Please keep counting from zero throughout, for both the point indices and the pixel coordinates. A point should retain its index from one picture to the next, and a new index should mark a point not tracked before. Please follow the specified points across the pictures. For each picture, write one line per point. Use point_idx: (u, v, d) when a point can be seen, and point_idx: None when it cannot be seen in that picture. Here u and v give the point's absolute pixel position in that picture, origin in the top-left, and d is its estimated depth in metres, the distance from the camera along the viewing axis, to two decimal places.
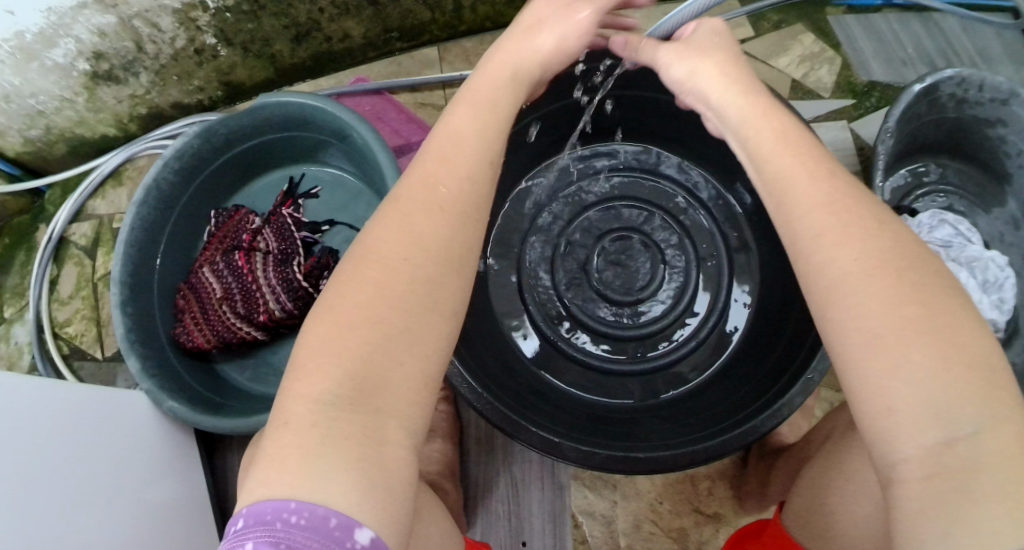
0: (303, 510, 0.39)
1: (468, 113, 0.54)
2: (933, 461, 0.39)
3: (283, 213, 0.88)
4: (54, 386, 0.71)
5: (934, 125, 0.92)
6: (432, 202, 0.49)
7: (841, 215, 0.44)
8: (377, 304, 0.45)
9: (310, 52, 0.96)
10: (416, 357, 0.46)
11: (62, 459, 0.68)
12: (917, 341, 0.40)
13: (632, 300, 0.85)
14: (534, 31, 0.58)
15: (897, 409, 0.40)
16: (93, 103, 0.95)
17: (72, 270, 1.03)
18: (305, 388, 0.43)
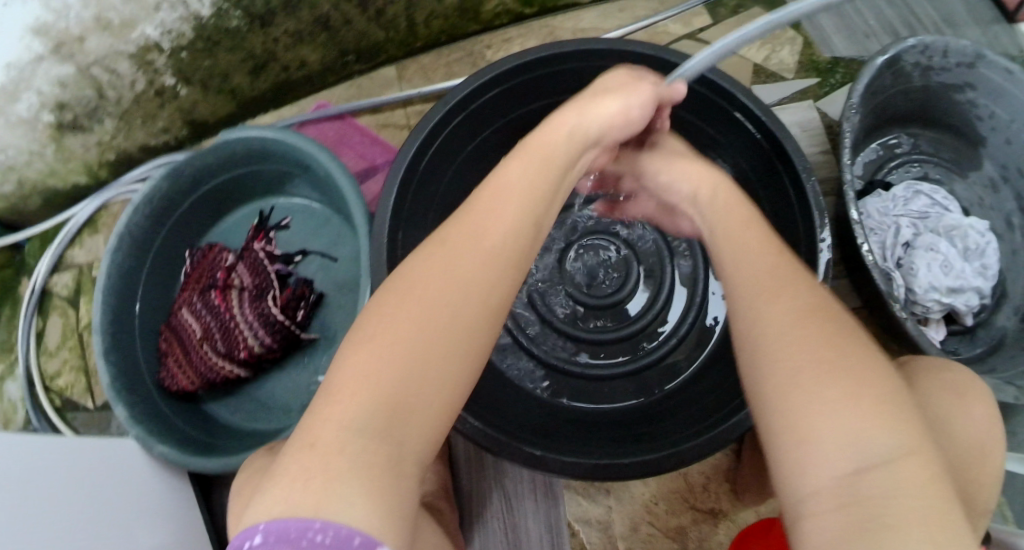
0: (329, 530, 0.35)
1: (522, 163, 0.51)
2: (845, 494, 0.38)
3: (255, 247, 0.87)
4: (49, 439, 0.73)
5: (903, 96, 0.90)
6: (473, 247, 0.45)
7: (763, 275, 0.48)
8: (403, 343, 0.41)
9: (269, 83, 0.96)
10: (440, 399, 0.41)
11: (65, 505, 0.69)
12: (828, 376, 0.41)
13: (610, 303, 0.85)
14: (601, 97, 0.57)
15: (814, 441, 0.40)
16: (62, 152, 0.94)
17: (57, 321, 1.03)
18: (339, 412, 0.39)
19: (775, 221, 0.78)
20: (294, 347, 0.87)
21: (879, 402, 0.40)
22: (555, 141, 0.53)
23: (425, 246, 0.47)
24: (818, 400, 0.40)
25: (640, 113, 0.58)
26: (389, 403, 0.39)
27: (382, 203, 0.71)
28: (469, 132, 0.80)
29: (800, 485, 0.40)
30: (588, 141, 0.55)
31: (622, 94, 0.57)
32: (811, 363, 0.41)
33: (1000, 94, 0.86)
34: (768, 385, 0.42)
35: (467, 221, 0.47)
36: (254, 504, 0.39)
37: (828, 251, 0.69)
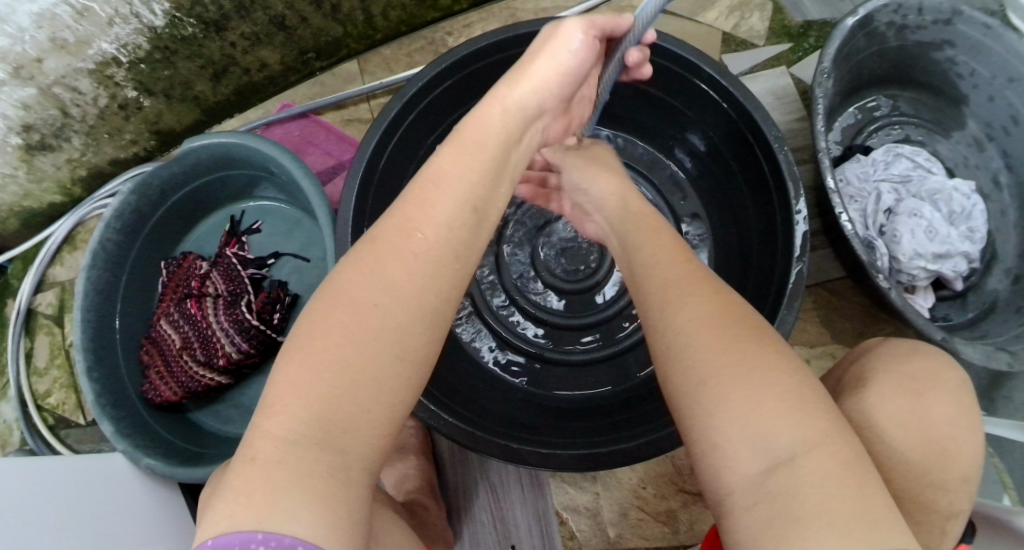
0: (270, 540, 0.36)
1: (454, 152, 0.49)
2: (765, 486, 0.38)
3: (228, 253, 0.87)
4: (46, 459, 0.76)
5: (877, 57, 0.87)
6: (409, 248, 0.44)
7: (678, 280, 0.48)
8: (342, 349, 0.41)
9: (232, 87, 0.95)
10: (383, 404, 0.41)
11: (63, 515, 0.71)
12: (740, 371, 0.41)
13: (585, 288, 0.84)
14: (536, 52, 0.55)
15: (721, 446, 0.40)
16: (33, 174, 0.93)
17: (44, 340, 1.03)
18: (278, 424, 0.39)
19: (746, 198, 0.77)
20: (273, 351, 0.86)
21: (790, 393, 0.40)
22: (489, 123, 0.51)
23: (357, 248, 0.46)
24: (732, 394, 0.40)
25: (579, 61, 0.55)
26: (331, 415, 0.39)
27: (344, 203, 0.70)
28: (428, 124, 0.79)
29: (723, 480, 0.39)
30: (524, 120, 0.53)
31: (556, 43, 0.54)
32: (725, 361, 0.42)
33: (978, 50, 0.83)
34: (683, 386, 0.42)
35: (403, 216, 0.46)
36: (203, 523, 0.39)
37: (804, 225, 0.67)
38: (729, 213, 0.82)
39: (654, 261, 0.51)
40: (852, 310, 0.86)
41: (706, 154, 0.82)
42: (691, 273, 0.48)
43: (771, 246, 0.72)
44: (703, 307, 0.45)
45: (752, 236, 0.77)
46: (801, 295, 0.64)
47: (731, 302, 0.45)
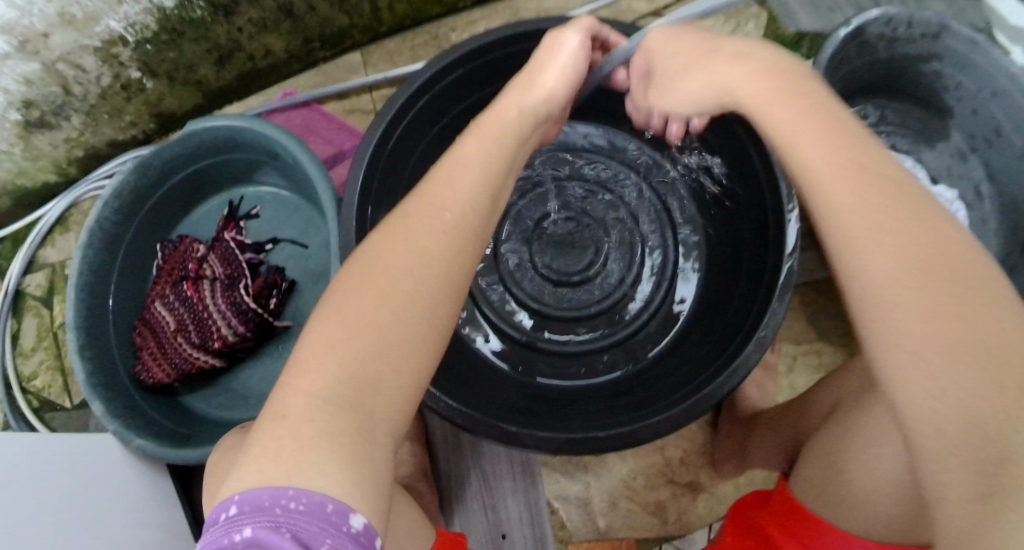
0: (302, 496, 0.35)
1: (475, 141, 0.52)
2: (986, 480, 0.36)
3: (225, 238, 0.87)
4: (40, 438, 0.74)
5: (868, 66, 0.90)
6: (436, 221, 0.46)
7: (872, 205, 0.41)
8: (364, 313, 0.41)
9: (236, 73, 0.96)
10: (410, 366, 0.42)
11: (50, 497, 0.69)
12: (941, 353, 0.38)
13: (582, 280, 0.85)
14: (542, 65, 0.59)
15: (936, 433, 0.38)
16: (30, 151, 0.93)
17: (31, 321, 1.01)
18: (307, 383, 0.39)
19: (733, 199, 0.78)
20: (267, 335, 0.86)
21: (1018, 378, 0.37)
22: (507, 116, 0.55)
23: (386, 223, 0.47)
24: (931, 376, 0.38)
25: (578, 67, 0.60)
26: (358, 373, 0.40)
27: (350, 186, 0.71)
28: (434, 113, 0.80)
29: (936, 476, 0.38)
30: (535, 117, 0.57)
31: (557, 59, 0.59)
32: (930, 339, 0.38)
33: (966, 64, 0.86)
34: (893, 360, 0.40)
35: (425, 194, 0.48)
36: (229, 476, 0.38)
37: (796, 222, 0.66)
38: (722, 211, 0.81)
39: (833, 169, 0.43)
40: (838, 310, 0.89)
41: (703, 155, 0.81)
42: (890, 196, 0.42)
43: (762, 239, 0.72)
44: (898, 250, 0.40)
45: (743, 229, 0.76)
46: (793, 286, 0.64)
47: (945, 242, 0.40)
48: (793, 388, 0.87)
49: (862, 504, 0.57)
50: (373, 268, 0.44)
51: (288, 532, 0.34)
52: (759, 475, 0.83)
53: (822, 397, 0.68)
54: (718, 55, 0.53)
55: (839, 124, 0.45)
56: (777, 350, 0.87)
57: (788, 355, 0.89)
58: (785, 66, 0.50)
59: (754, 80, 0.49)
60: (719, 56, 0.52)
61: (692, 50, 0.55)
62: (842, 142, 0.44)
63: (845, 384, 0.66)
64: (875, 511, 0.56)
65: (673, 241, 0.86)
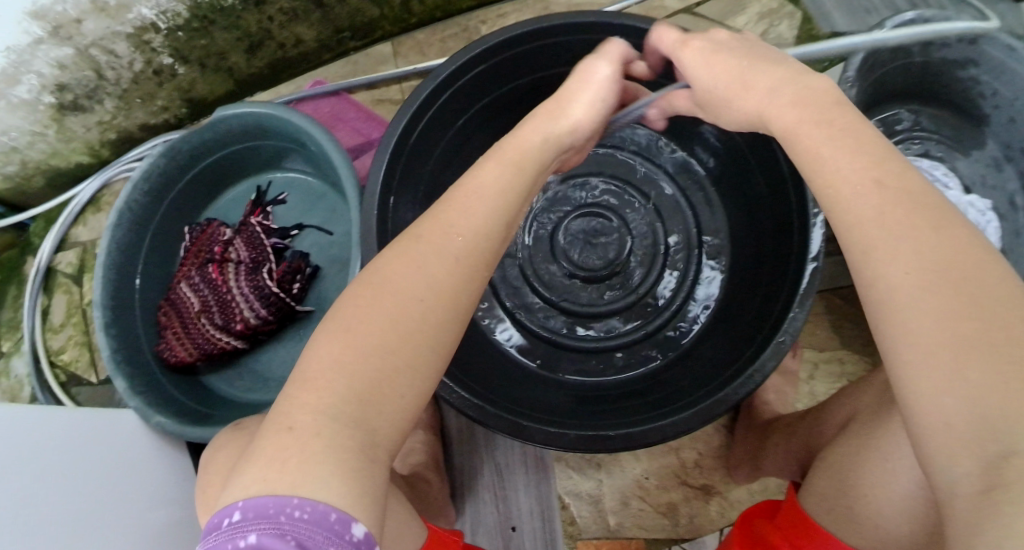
0: (306, 506, 0.38)
1: (494, 164, 0.54)
2: (989, 475, 0.36)
3: (252, 222, 0.88)
4: (69, 415, 0.77)
5: (901, 70, 0.90)
6: (449, 248, 0.48)
7: (895, 217, 0.44)
8: (373, 324, 0.44)
9: (266, 61, 0.97)
10: (413, 391, 0.45)
11: (78, 475, 0.72)
12: (954, 352, 0.39)
13: (602, 278, 0.85)
14: (570, 95, 0.62)
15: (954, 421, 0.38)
16: (64, 134, 0.96)
17: (62, 298, 1.04)
18: (314, 398, 0.42)
19: (756, 203, 0.77)
20: (289, 319, 0.87)
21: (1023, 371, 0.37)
22: (530, 145, 0.57)
23: (398, 243, 0.49)
24: (939, 374, 0.39)
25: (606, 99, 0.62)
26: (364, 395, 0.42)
27: (373, 177, 0.71)
28: (459, 107, 0.80)
29: (946, 471, 0.39)
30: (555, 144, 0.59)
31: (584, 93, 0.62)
32: (945, 338, 0.40)
33: (1001, 71, 0.83)
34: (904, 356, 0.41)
35: (439, 218, 0.50)
36: (231, 485, 0.40)
37: (822, 227, 0.65)
38: (747, 213, 0.80)
39: (857, 187, 0.46)
40: (862, 319, 0.87)
41: (727, 154, 0.79)
42: (912, 210, 0.44)
43: (786, 245, 0.70)
44: (913, 256, 0.42)
45: (766, 230, 0.75)
46: (813, 294, 0.63)
47: (960, 248, 0.42)
48: (813, 396, 0.86)
49: (875, 521, 0.56)
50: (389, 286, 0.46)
51: (293, 540, 0.36)
52: (772, 482, 0.82)
53: (836, 410, 0.67)
54: (752, 84, 0.55)
55: (868, 145, 0.47)
56: (799, 356, 0.86)
57: (810, 362, 0.88)
58: (819, 91, 0.52)
59: (786, 110, 0.52)
60: (754, 88, 0.55)
61: (728, 76, 0.57)
62: (870, 159, 0.46)
63: (861, 395, 0.65)
64: (891, 529, 0.55)
65: (696, 242, 0.85)
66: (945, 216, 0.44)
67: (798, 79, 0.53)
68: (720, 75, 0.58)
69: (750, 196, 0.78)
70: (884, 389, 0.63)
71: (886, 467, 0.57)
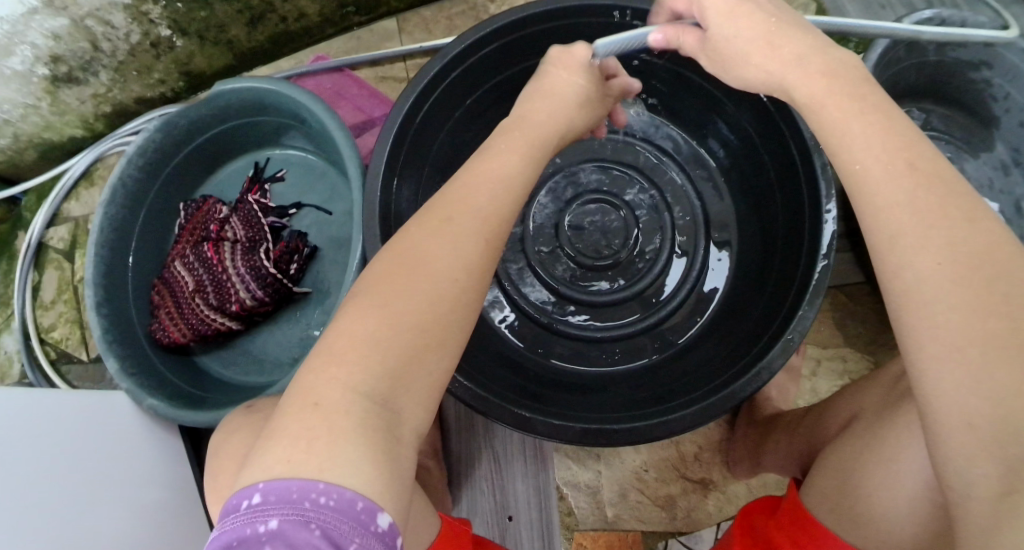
0: (333, 492, 0.38)
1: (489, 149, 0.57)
2: (1007, 479, 0.39)
3: (248, 199, 0.86)
4: (63, 396, 0.75)
5: (915, 69, 0.88)
6: (446, 223, 0.50)
7: (920, 203, 0.43)
8: (389, 303, 0.46)
9: (267, 34, 0.94)
10: (421, 378, 0.45)
11: (72, 457, 0.71)
12: (978, 353, 0.40)
13: (607, 265, 0.84)
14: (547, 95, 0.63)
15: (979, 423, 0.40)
16: (57, 106, 0.93)
17: (53, 275, 1.02)
18: (341, 372, 0.43)
19: (766, 196, 0.75)
20: (286, 301, 0.85)
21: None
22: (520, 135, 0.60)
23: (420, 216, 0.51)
24: (961, 373, 0.40)
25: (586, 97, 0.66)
26: (380, 375, 0.43)
27: (377, 155, 0.69)
28: (466, 88, 0.78)
29: (959, 473, 0.41)
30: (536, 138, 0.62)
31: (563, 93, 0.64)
32: (979, 342, 0.40)
33: (1015, 75, 0.84)
34: (923, 361, 0.42)
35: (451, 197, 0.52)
36: (249, 465, 0.40)
37: (834, 223, 0.63)
38: (755, 204, 0.78)
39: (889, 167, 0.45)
40: (867, 316, 0.86)
41: (738, 143, 0.78)
42: (947, 196, 0.43)
43: (796, 240, 0.69)
44: (931, 244, 0.42)
45: (776, 223, 0.74)
46: (823, 292, 0.62)
47: (991, 243, 0.42)
48: (815, 392, 0.85)
49: (879, 523, 0.55)
50: (406, 275, 0.47)
51: (318, 529, 0.37)
52: (773, 479, 0.81)
53: (840, 408, 0.66)
54: (778, 46, 0.52)
55: (901, 128, 0.46)
56: (803, 353, 0.85)
57: (813, 359, 0.87)
58: (847, 65, 0.50)
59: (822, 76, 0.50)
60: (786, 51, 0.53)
61: (755, 32, 0.53)
62: (898, 144, 0.45)
63: (865, 397, 0.64)
64: (896, 530, 0.55)
65: (704, 232, 0.84)
66: (967, 218, 0.43)
67: (827, 51, 0.51)
68: (746, 28, 0.53)
69: (760, 188, 0.76)
70: (892, 387, 0.61)
71: (894, 469, 0.56)
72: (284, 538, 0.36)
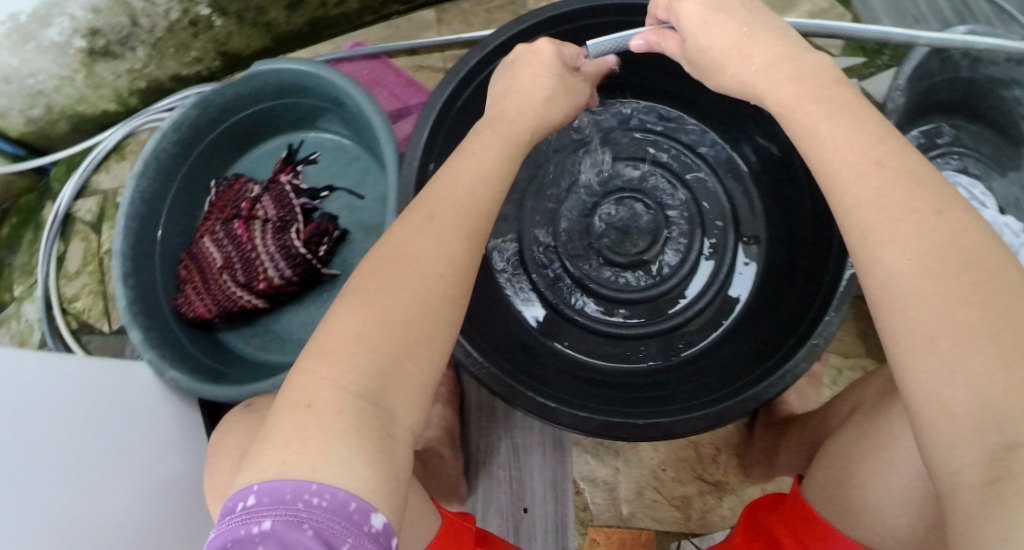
0: (326, 492, 0.38)
1: (494, 147, 0.58)
2: (994, 466, 0.36)
3: (282, 180, 0.86)
4: (90, 365, 0.77)
5: (947, 85, 0.89)
6: (457, 218, 0.51)
7: (918, 208, 0.43)
8: (389, 298, 0.46)
9: (306, 18, 0.95)
10: (426, 369, 0.46)
11: (95, 428, 0.72)
12: (958, 347, 0.39)
13: (632, 263, 0.84)
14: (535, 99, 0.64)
15: (956, 410, 0.38)
16: (92, 79, 0.94)
17: (78, 246, 1.02)
18: (333, 374, 0.43)
19: (794, 202, 0.76)
20: (314, 282, 0.86)
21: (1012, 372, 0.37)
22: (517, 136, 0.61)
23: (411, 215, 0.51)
24: (936, 370, 0.39)
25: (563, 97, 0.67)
26: (381, 371, 0.44)
27: (413, 143, 0.70)
28: None
29: (946, 461, 0.39)
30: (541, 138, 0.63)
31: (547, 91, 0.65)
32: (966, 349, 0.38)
33: None
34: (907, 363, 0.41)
35: (464, 194, 0.53)
36: (246, 466, 0.41)
37: None
38: (781, 207, 0.79)
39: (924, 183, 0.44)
40: None
41: (775, 156, 0.77)
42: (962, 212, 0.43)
43: (826, 246, 0.69)
44: (894, 239, 0.43)
45: (805, 231, 0.74)
46: (851, 298, 0.62)
47: (992, 253, 0.41)
48: None
49: (872, 512, 0.55)
50: (428, 257, 0.48)
51: (310, 529, 0.37)
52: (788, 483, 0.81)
53: (840, 401, 0.67)
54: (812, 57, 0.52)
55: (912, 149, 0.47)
56: (823, 359, 0.85)
57: (833, 368, 0.87)
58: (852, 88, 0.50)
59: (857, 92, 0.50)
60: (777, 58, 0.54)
61: (728, 40, 0.55)
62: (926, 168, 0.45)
63: (865, 388, 0.65)
64: (890, 524, 0.54)
65: (733, 236, 0.84)
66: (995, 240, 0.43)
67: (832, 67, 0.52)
68: (720, 37, 0.56)
69: (791, 194, 0.76)
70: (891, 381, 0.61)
71: (885, 456, 0.56)
72: (277, 538, 0.36)
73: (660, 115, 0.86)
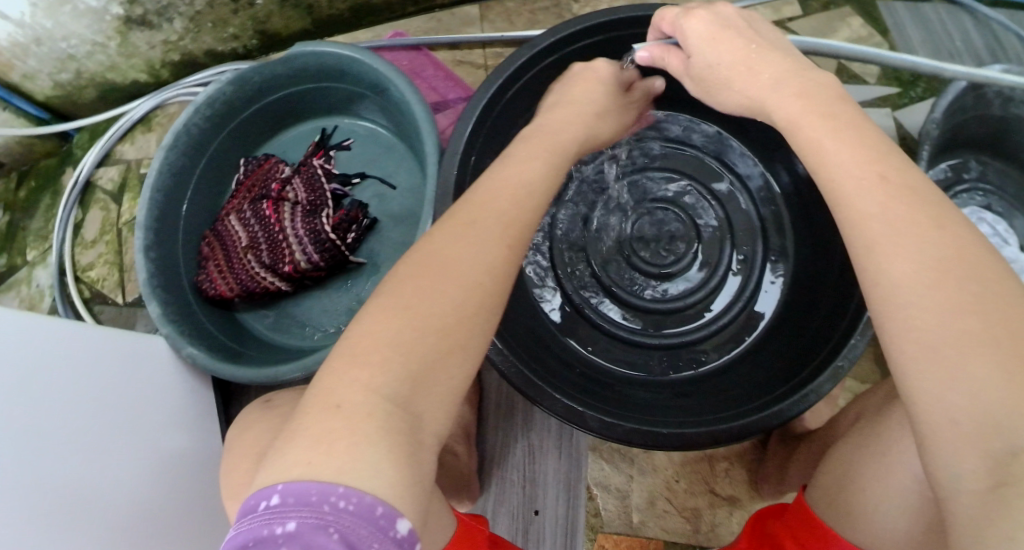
0: (353, 496, 0.38)
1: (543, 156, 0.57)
2: (996, 472, 0.37)
3: (313, 163, 0.87)
4: (107, 334, 0.76)
5: (978, 121, 0.90)
6: (510, 223, 0.51)
7: (976, 246, 0.43)
8: (429, 302, 0.45)
9: (349, 4, 0.95)
10: (462, 372, 0.46)
11: (108, 399, 0.72)
12: (1008, 390, 0.38)
13: (658, 273, 0.84)
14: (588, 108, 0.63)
15: (960, 420, 0.39)
16: (126, 48, 0.94)
17: (97, 214, 1.01)
18: (368, 378, 0.42)
19: (823, 225, 0.76)
20: (339, 269, 0.86)
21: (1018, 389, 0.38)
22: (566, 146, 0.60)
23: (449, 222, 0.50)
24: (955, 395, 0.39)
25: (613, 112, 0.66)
26: (416, 375, 0.43)
27: (456, 138, 0.70)
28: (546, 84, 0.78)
29: (947, 468, 0.39)
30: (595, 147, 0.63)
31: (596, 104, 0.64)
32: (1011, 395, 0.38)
33: None
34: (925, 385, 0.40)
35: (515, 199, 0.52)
36: (268, 464, 0.40)
37: None
38: (807, 226, 0.80)
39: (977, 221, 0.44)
40: None
41: (806, 179, 0.78)
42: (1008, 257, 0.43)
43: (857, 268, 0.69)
44: (932, 260, 0.42)
45: (834, 254, 0.74)
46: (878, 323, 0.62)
47: None
48: None
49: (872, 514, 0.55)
50: (478, 252, 0.49)
51: (336, 532, 0.36)
52: None
53: (848, 409, 0.68)
54: None
55: None
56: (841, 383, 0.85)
57: (850, 392, 0.87)
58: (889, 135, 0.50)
59: None
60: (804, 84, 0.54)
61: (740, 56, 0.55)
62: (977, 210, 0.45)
63: (868, 398, 0.65)
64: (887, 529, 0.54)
65: (761, 253, 0.84)
66: None
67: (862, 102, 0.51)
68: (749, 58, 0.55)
69: (820, 216, 0.77)
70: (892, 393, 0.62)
71: (884, 461, 0.57)
72: (301, 540, 0.36)
73: (698, 129, 0.86)
